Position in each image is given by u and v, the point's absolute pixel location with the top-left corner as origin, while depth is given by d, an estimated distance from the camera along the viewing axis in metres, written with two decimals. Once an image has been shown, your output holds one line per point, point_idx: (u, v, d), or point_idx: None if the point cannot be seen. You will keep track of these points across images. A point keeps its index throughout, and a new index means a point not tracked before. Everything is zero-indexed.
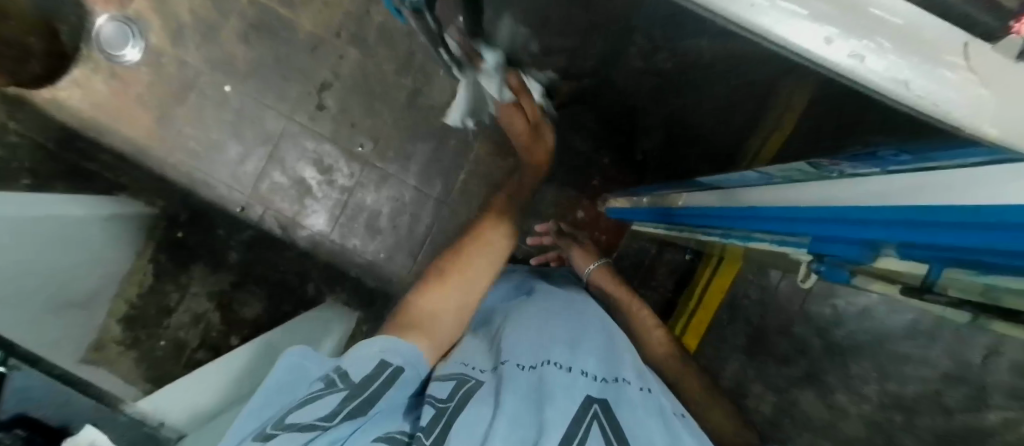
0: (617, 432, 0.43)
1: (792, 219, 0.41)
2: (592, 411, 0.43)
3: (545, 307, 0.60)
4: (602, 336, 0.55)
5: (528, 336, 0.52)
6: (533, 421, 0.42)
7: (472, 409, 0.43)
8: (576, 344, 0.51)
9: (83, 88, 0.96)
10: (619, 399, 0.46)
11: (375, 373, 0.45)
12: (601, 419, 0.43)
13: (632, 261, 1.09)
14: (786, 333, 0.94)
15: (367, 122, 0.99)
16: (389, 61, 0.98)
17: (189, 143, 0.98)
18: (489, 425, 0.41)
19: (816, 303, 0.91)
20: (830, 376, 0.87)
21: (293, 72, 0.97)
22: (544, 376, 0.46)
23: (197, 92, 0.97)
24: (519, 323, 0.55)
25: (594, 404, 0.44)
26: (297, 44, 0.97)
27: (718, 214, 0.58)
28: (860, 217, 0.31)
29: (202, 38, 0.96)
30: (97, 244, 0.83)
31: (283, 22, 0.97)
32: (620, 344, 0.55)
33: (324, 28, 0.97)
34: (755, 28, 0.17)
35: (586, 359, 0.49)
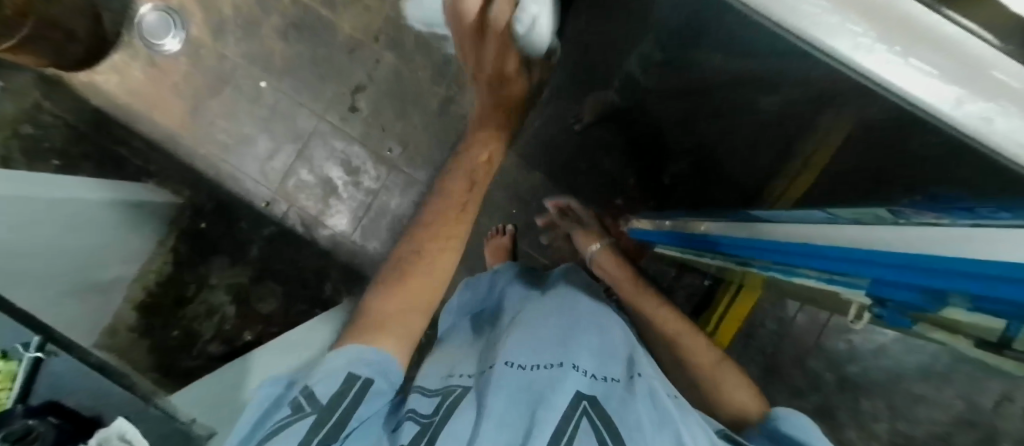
0: (610, 425, 0.40)
1: (836, 257, 0.40)
2: (581, 407, 0.41)
3: (541, 309, 0.58)
4: (599, 335, 0.52)
5: (520, 336, 0.50)
6: (524, 422, 0.40)
7: (458, 416, 0.42)
8: (571, 343, 0.49)
9: (120, 74, 0.97)
10: (609, 395, 0.43)
11: (344, 389, 0.44)
12: (591, 415, 0.41)
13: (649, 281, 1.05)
14: (800, 366, 0.97)
15: (398, 126, 1.00)
16: (425, 68, 0.99)
17: (220, 135, 0.98)
18: (475, 428, 0.40)
19: (831, 337, 0.95)
20: (841, 412, 0.95)
21: (330, 72, 0.98)
22: (536, 377, 0.44)
23: (232, 85, 0.98)
24: (516, 326, 0.54)
25: (584, 401, 0.42)
26: (336, 45, 0.98)
27: (757, 245, 0.56)
28: (923, 265, 0.30)
29: (242, 32, 0.97)
30: (120, 230, 0.83)
31: (323, 23, 0.98)
32: (613, 338, 0.53)
33: (363, 32, 0.98)
34: (869, 77, 0.18)
35: (581, 355, 0.47)
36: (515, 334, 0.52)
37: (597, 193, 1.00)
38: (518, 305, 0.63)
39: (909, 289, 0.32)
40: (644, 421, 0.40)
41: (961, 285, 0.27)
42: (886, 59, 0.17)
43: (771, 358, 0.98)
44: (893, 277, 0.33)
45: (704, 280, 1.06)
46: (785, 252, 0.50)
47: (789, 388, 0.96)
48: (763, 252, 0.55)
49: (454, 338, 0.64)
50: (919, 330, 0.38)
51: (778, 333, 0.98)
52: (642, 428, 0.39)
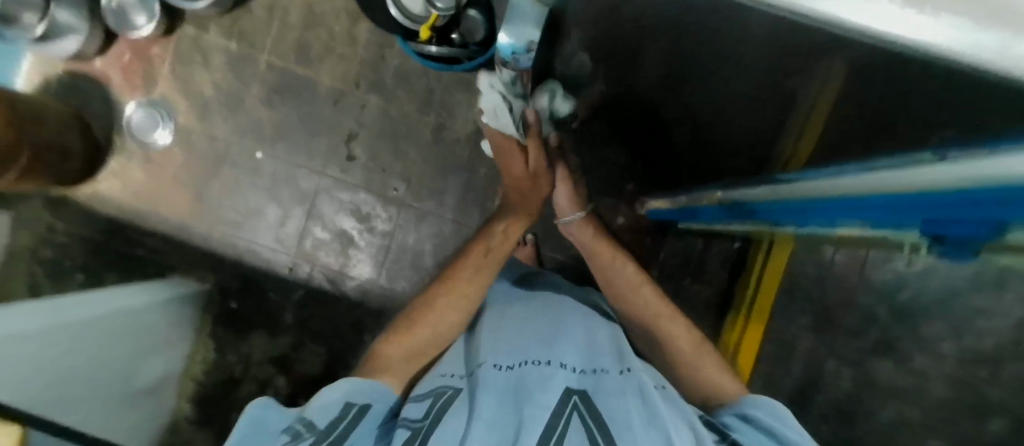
0: (601, 425, 0.40)
1: (870, 206, 0.38)
2: (571, 402, 0.42)
3: (525, 310, 0.58)
4: (591, 330, 0.54)
5: (509, 338, 0.52)
6: (515, 419, 0.41)
7: (451, 418, 0.43)
8: (560, 340, 0.51)
9: (120, 177, 0.98)
10: (597, 387, 0.44)
11: (342, 414, 0.45)
12: (582, 410, 0.42)
13: (679, 258, 1.04)
14: (851, 306, 0.94)
15: (397, 164, 1.00)
16: (410, 101, 0.99)
17: (230, 213, 0.99)
18: (466, 428, 0.41)
19: (874, 271, 0.92)
20: (904, 343, 0.92)
21: (320, 127, 0.99)
22: (526, 375, 0.45)
23: (229, 163, 0.99)
24: (502, 329, 0.54)
25: (574, 395, 0.43)
26: (320, 100, 0.99)
27: (783, 207, 0.54)
28: (949, 199, 0.27)
29: (227, 109, 0.99)
30: (158, 330, 0.84)
31: (303, 81, 0.99)
32: (598, 334, 0.54)
33: (343, 80, 0.99)
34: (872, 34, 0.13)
35: (565, 352, 0.49)
36: (502, 337, 0.52)
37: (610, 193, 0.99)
38: (504, 304, 0.62)
39: (938, 226, 0.31)
40: (633, 417, 0.41)
41: (994, 212, 0.25)
42: (897, 19, 0.12)
43: (818, 305, 0.96)
44: (932, 215, 0.31)
45: (736, 242, 1.02)
46: (814, 209, 0.48)
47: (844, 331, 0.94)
48: (792, 212, 0.53)
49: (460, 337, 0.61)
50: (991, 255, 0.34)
51: (820, 278, 0.96)
52: (630, 426, 0.40)
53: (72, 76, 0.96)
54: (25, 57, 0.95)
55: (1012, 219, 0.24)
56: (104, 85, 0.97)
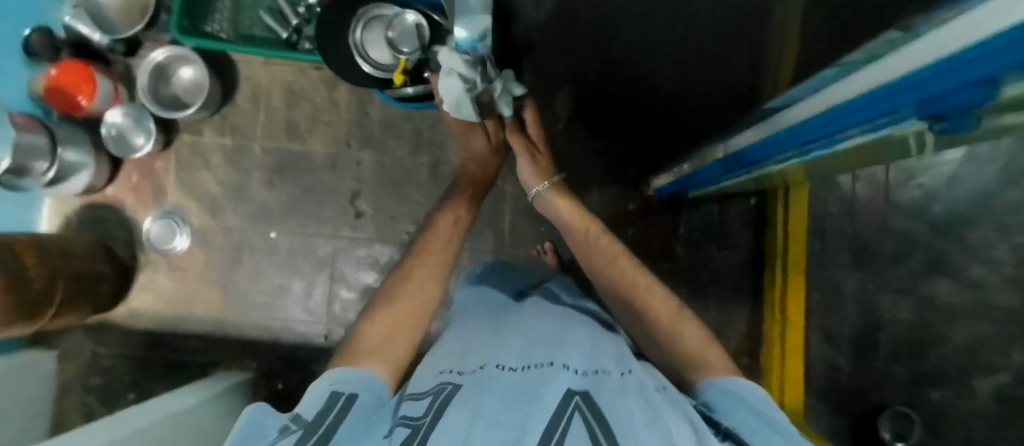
0: (603, 419, 0.35)
1: (865, 103, 0.37)
2: (572, 402, 0.37)
3: (529, 314, 0.55)
4: (592, 333, 0.50)
5: (513, 340, 0.47)
6: (515, 416, 0.36)
7: (448, 415, 0.37)
8: (563, 341, 0.46)
9: (150, 290, 1.02)
10: (600, 388, 0.39)
11: (329, 406, 0.43)
12: (584, 409, 0.36)
13: (700, 227, 1.02)
14: (887, 232, 0.91)
15: (404, 209, 1.02)
16: (402, 147, 1.03)
17: (258, 297, 1.02)
18: (466, 429, 0.35)
19: (898, 190, 0.90)
20: (954, 255, 0.88)
21: (324, 194, 1.03)
22: (523, 377, 0.40)
23: (248, 250, 1.02)
24: (504, 334, 0.50)
25: (575, 396, 0.38)
26: (319, 169, 1.03)
27: (781, 136, 0.54)
28: (937, 70, 0.27)
29: (235, 200, 1.03)
30: (215, 425, 0.85)
31: (299, 156, 1.03)
32: (603, 338, 0.50)
33: (335, 144, 1.03)
34: None
35: (570, 353, 0.44)
36: (505, 342, 0.48)
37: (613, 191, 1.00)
38: (498, 314, 0.58)
39: (934, 105, 0.31)
40: (637, 418, 0.36)
41: (979, 72, 0.24)
42: None
43: (852, 239, 0.93)
44: (925, 92, 0.30)
45: (752, 200, 1.00)
46: (811, 128, 0.48)
47: (887, 258, 0.91)
48: (792, 138, 0.53)
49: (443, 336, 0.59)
50: (998, 121, 0.33)
51: (846, 212, 0.93)
52: (641, 429, 0.35)
53: (89, 209, 1.01)
54: (43, 203, 1.01)
55: (999, 73, 0.23)
56: (120, 209, 1.02)
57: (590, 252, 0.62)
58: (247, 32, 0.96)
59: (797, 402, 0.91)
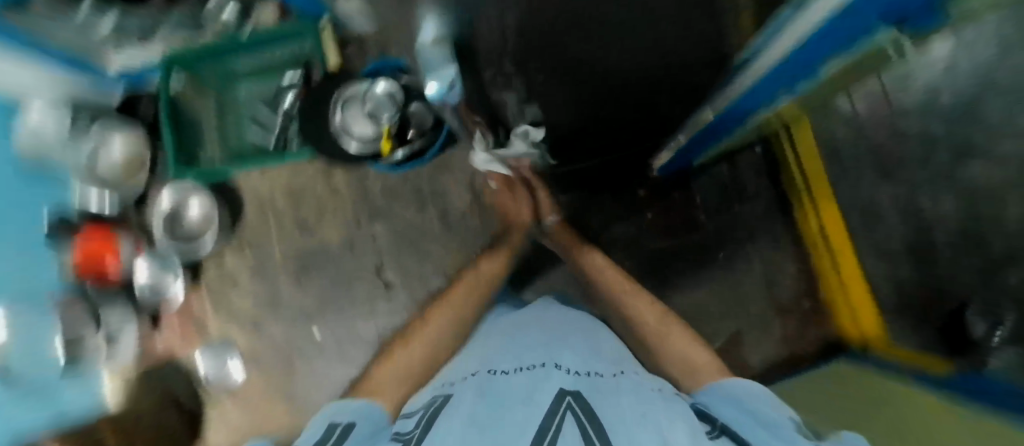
0: (593, 417, 0.32)
1: (832, 31, 0.38)
2: (564, 402, 0.34)
3: (523, 330, 0.54)
4: (592, 345, 0.49)
5: (508, 353, 0.47)
6: (498, 410, 0.34)
7: (439, 425, 0.34)
8: (557, 347, 0.46)
9: (222, 420, 1.05)
10: (592, 390, 0.37)
11: (329, 432, 0.42)
12: (575, 408, 0.33)
13: (715, 189, 1.00)
14: None
15: (429, 265, 1.04)
16: (408, 208, 1.05)
17: (320, 395, 1.04)
18: (453, 431, 0.32)
19: None
20: None
21: (351, 277, 1.05)
22: (509, 381, 0.39)
23: (297, 354, 1.05)
24: (499, 348, 0.49)
25: (567, 396, 0.35)
26: (338, 254, 1.06)
27: (763, 85, 0.55)
28: None
29: (272, 311, 1.06)
30: None
31: (317, 249, 1.06)
32: (603, 348, 0.49)
33: (346, 227, 1.06)
34: None
35: (566, 360, 0.43)
36: (499, 355, 0.47)
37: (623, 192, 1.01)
38: (498, 326, 0.58)
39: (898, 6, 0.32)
40: (628, 413, 0.32)
41: None
42: None
43: None
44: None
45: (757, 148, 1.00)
46: (790, 68, 0.49)
47: None
48: (775, 83, 0.53)
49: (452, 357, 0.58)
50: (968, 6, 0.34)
51: None
52: (632, 422, 0.31)
53: None
54: None
55: None
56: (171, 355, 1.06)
57: (586, 267, 0.75)
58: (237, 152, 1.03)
59: (878, 330, 0.85)
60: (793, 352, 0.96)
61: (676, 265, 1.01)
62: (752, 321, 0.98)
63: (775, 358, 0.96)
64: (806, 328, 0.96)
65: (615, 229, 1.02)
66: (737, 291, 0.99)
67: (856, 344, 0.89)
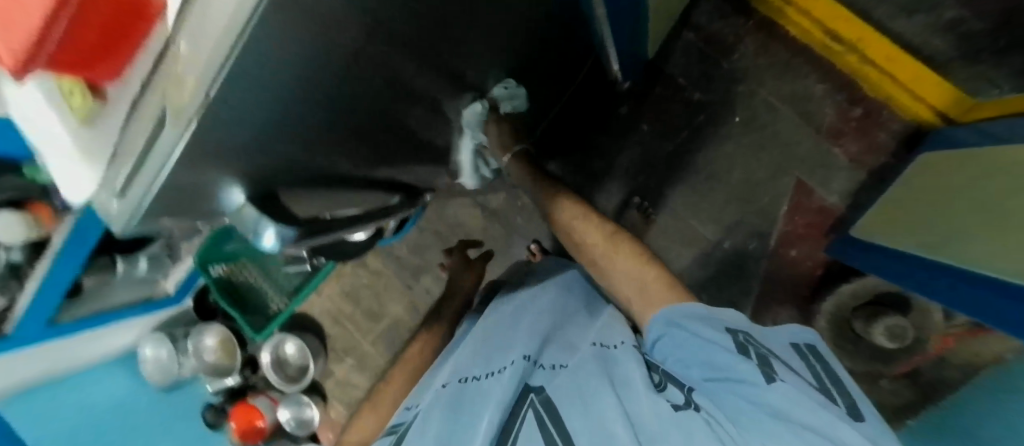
0: (551, 409, 0.43)
1: None
2: (529, 399, 0.45)
3: (502, 318, 0.62)
4: (565, 323, 0.58)
5: (486, 347, 0.56)
6: (474, 415, 0.44)
7: (419, 428, 0.46)
8: (539, 337, 0.54)
9: None
10: (553, 380, 0.47)
11: None
12: (537, 403, 0.44)
13: (693, 66, 0.88)
14: None
15: None
16: (438, 252, 1.11)
17: None
18: (425, 429, 0.45)
19: None
20: None
21: None
22: (477, 387, 0.49)
23: None
24: (486, 337, 0.59)
25: (531, 392, 0.45)
26: (412, 322, 1.17)
27: None
28: None
29: None
30: None
31: (400, 325, 1.18)
32: (572, 325, 0.58)
33: (404, 295, 1.16)
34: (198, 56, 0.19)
35: (540, 351, 0.52)
36: (478, 347, 0.57)
37: (605, 127, 0.94)
38: (495, 306, 0.67)
39: None
40: (575, 398, 0.43)
41: None
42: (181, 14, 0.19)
43: None
44: None
45: None
46: None
47: None
48: None
49: (460, 350, 0.62)
50: None
51: None
52: (584, 397, 0.43)
53: None
54: None
55: None
56: None
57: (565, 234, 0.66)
58: (292, 285, 1.23)
59: (950, 101, 0.75)
60: (873, 170, 0.83)
61: (697, 155, 0.90)
62: (811, 165, 0.85)
63: (852, 189, 0.84)
64: (873, 138, 0.82)
65: (621, 160, 0.94)
66: (776, 146, 0.86)
67: (931, 124, 0.78)
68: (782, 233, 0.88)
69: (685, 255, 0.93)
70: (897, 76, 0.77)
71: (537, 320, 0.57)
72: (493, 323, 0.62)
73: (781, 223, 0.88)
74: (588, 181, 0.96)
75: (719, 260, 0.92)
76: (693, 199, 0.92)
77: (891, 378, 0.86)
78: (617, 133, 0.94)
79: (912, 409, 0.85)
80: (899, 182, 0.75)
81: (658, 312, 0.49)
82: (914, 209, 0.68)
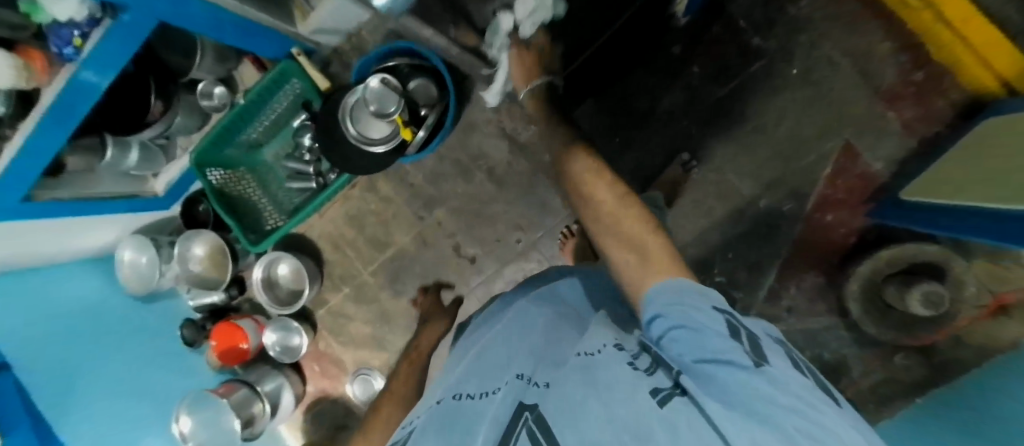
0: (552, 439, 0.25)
1: None
2: (520, 427, 0.27)
3: (484, 336, 0.45)
4: (557, 328, 0.41)
5: (465, 365, 0.40)
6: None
7: None
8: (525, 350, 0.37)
9: None
10: (549, 396, 0.29)
11: None
12: (535, 430, 0.27)
13: (757, 7, 0.84)
14: None
15: (500, 227, 1.04)
16: (456, 184, 1.05)
17: None
18: None
19: None
20: None
21: (438, 269, 1.10)
22: (466, 408, 0.32)
23: None
24: (463, 356, 0.42)
25: (526, 413, 0.28)
26: (418, 254, 1.11)
27: None
28: None
29: (386, 325, 1.16)
30: None
31: (404, 257, 1.12)
32: (567, 330, 0.41)
33: (412, 226, 1.11)
34: None
35: (526, 363, 0.35)
36: (458, 368, 0.40)
37: (655, 66, 0.90)
38: (478, 327, 0.51)
39: None
40: (576, 413, 0.26)
41: None
42: None
43: None
44: None
45: None
46: None
47: None
48: None
49: (437, 376, 0.44)
50: None
51: None
52: (573, 412, 0.26)
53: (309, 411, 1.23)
54: (282, 434, 1.25)
55: None
56: (325, 396, 1.22)
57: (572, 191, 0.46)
58: (293, 204, 1.17)
59: (1018, 69, 0.72)
60: (924, 138, 0.81)
61: (747, 105, 0.87)
62: (862, 128, 0.83)
63: (901, 156, 0.82)
64: (930, 106, 0.79)
65: (664, 101, 0.90)
66: (829, 103, 0.83)
67: (992, 94, 0.75)
68: (820, 196, 0.86)
69: (716, 210, 0.91)
70: (970, 39, 0.73)
71: (524, 333, 0.40)
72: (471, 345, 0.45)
73: (821, 186, 0.86)
74: (627, 120, 0.92)
75: (752, 219, 0.89)
76: (734, 153, 0.89)
77: (906, 353, 0.85)
78: (665, 73, 0.89)
79: (922, 386, 0.84)
80: (955, 147, 0.74)
81: (648, 287, 0.32)
82: (972, 172, 0.66)
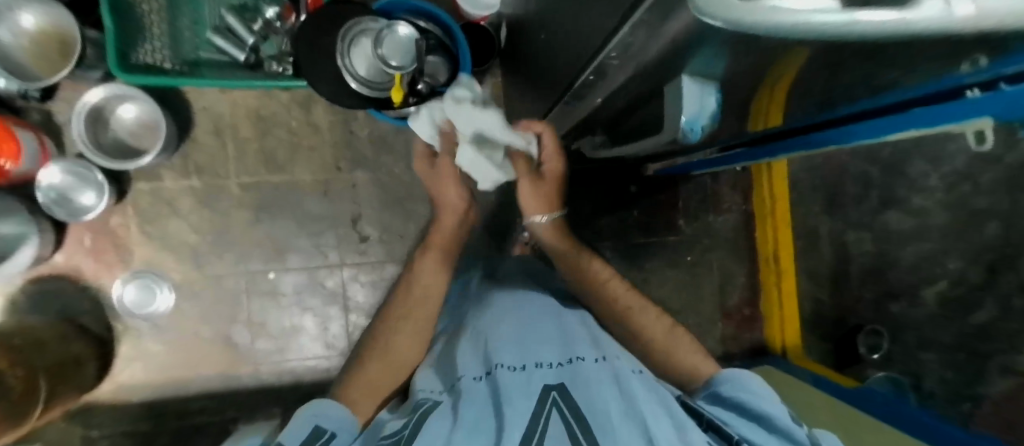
0: (581, 420, 0.41)
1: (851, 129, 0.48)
2: (550, 399, 0.43)
3: (500, 306, 0.59)
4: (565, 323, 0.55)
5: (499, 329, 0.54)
6: (496, 425, 0.42)
7: (431, 426, 0.43)
8: (538, 340, 0.51)
9: (140, 356, 0.96)
10: (576, 379, 0.46)
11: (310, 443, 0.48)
12: (562, 406, 0.43)
13: (695, 198, 1.07)
14: None
15: (409, 227, 1.00)
16: (396, 162, 1.00)
17: (265, 342, 0.98)
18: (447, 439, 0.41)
19: None
20: None
21: (321, 225, 0.99)
22: (516, 375, 0.46)
23: (249, 292, 0.98)
24: (492, 321, 0.56)
25: (552, 391, 0.44)
26: (308, 198, 0.98)
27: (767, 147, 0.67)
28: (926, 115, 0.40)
29: (219, 245, 0.97)
30: None
31: (292, 193, 0.98)
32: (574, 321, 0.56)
33: (324, 170, 0.99)
34: None
35: (542, 350, 0.50)
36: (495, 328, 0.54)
37: (613, 189, 1.05)
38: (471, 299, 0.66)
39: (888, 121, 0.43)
40: (612, 410, 0.42)
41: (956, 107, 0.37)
42: None
43: None
44: (925, 115, 0.40)
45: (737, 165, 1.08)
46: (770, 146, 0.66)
47: None
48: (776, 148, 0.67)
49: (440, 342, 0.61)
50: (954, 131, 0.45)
51: None
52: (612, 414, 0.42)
53: (35, 285, 0.92)
54: None
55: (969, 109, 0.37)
56: (75, 279, 0.93)
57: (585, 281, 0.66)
58: (197, 56, 0.93)
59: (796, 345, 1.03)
60: (727, 350, 1.09)
61: (647, 258, 1.07)
62: (700, 320, 1.09)
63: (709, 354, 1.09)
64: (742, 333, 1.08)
65: (603, 220, 1.05)
66: (693, 291, 1.08)
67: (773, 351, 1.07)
68: None
69: None
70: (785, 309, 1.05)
71: (534, 321, 0.55)
72: (485, 307, 0.61)
73: None
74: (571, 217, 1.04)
75: None
76: None
77: None
78: (614, 199, 1.05)
79: None
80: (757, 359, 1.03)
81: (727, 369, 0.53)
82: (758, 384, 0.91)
